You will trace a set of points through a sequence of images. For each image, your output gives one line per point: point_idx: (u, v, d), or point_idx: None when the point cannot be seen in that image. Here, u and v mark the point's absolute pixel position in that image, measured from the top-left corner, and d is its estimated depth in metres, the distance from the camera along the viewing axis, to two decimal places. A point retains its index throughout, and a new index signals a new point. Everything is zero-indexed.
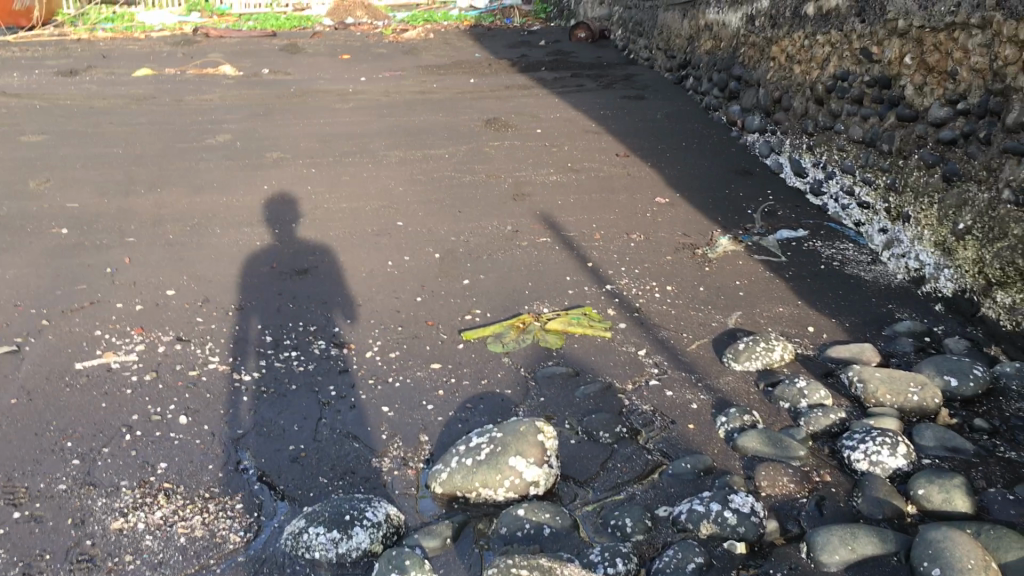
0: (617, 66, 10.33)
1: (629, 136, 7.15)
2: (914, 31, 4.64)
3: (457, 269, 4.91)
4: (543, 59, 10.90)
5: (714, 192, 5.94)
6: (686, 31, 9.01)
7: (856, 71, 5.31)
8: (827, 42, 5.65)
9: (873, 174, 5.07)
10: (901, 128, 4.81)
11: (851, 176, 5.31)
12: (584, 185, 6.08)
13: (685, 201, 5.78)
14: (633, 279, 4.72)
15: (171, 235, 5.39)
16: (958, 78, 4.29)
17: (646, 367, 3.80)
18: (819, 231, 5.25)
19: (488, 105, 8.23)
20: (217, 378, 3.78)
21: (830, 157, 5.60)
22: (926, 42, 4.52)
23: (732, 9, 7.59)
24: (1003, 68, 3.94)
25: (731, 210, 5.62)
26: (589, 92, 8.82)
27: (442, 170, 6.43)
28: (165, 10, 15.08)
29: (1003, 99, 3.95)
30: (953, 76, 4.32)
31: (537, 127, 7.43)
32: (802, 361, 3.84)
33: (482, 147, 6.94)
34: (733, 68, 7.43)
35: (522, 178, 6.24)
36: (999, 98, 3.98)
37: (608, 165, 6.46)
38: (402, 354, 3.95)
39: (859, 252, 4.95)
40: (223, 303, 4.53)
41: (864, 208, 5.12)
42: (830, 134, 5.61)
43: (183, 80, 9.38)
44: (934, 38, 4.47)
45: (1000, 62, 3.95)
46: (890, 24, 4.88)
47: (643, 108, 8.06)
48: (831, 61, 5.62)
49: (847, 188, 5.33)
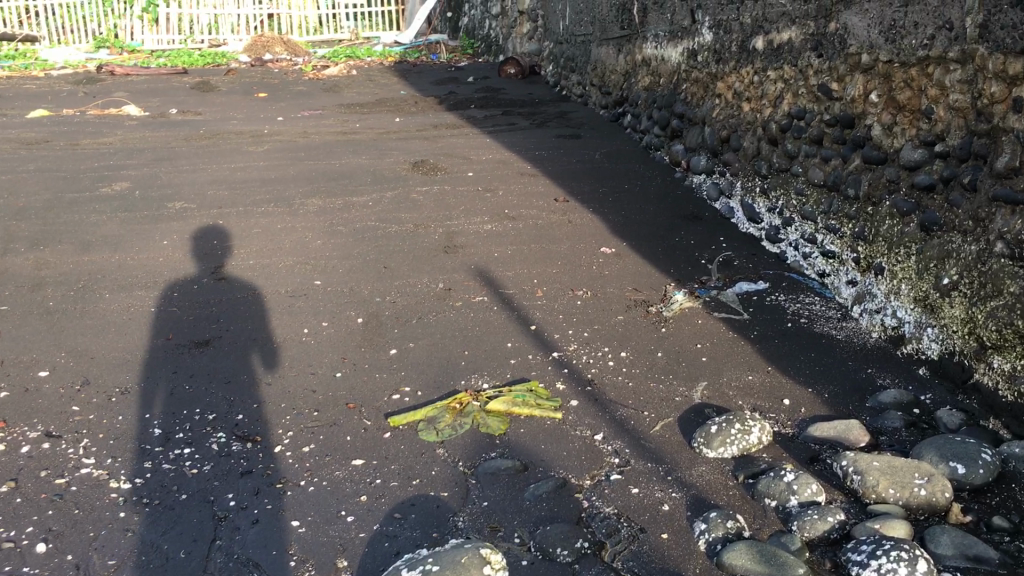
0: (551, 103, 9.91)
1: (567, 179, 6.68)
2: (880, 66, 4.27)
3: (382, 335, 4.33)
4: (472, 96, 10.43)
5: (663, 240, 5.47)
6: (621, 66, 8.63)
7: (813, 109, 4.93)
8: (780, 77, 5.28)
9: (838, 221, 4.65)
10: (868, 171, 4.42)
11: (812, 223, 4.90)
12: (521, 235, 5.56)
13: (633, 251, 5.30)
14: (582, 344, 4.19)
15: (50, 302, 4.69)
16: (934, 118, 3.94)
17: (606, 456, 3.25)
18: (780, 284, 4.81)
19: (415, 147, 7.69)
20: (89, 488, 3.12)
21: (787, 202, 5.20)
22: (896, 77, 4.15)
23: (671, 43, 7.21)
24: (990, 107, 3.58)
25: (683, 260, 5.15)
26: (522, 131, 8.35)
27: (365, 219, 5.85)
28: (70, 47, 14.21)
29: (991, 141, 3.59)
30: (927, 115, 3.99)
31: (468, 170, 6.91)
32: (782, 443, 3.34)
33: (409, 193, 6.38)
34: (674, 105, 7.04)
35: (454, 227, 5.69)
36: (986, 140, 3.61)
37: (546, 211, 5.96)
38: (318, 449, 3.34)
39: (826, 307, 4.51)
40: (106, 386, 3.86)
41: (829, 258, 4.69)
42: (787, 177, 5.22)
43: (82, 122, 8.62)
44: (904, 74, 4.11)
45: (986, 100, 3.59)
46: (851, 59, 4.51)
47: (580, 148, 7.61)
48: (785, 98, 5.25)
49: (808, 235, 4.90)
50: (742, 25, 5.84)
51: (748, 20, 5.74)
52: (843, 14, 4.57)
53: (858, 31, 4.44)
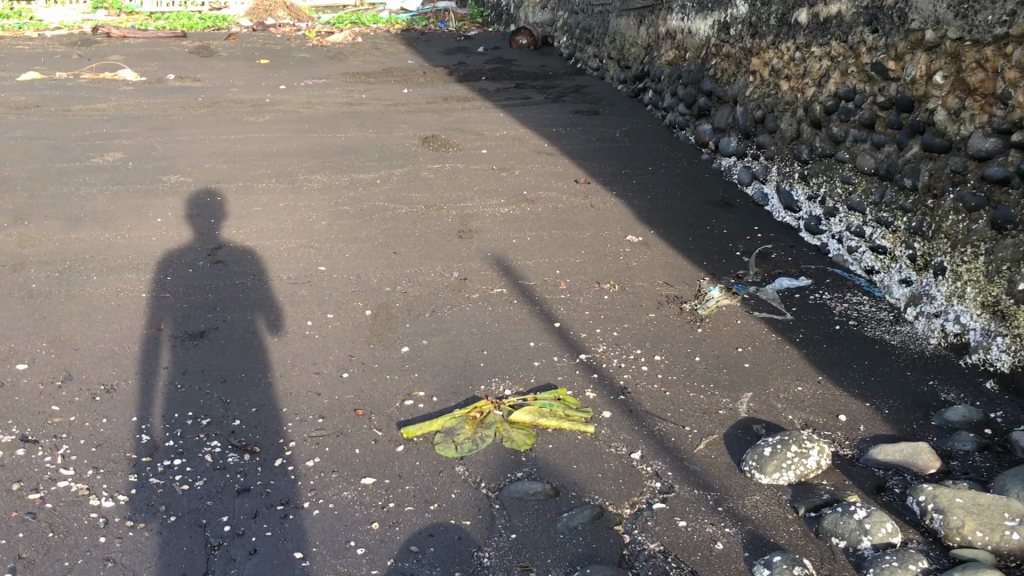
0: (565, 77, 9.48)
1: (588, 159, 6.28)
2: (948, 44, 3.89)
3: (393, 330, 3.96)
4: (482, 68, 10.00)
5: (694, 228, 5.08)
6: (642, 39, 8.21)
7: (865, 89, 4.54)
8: (827, 53, 4.88)
9: (890, 214, 4.27)
10: (927, 160, 4.04)
11: (860, 215, 4.52)
12: (542, 219, 5.17)
13: (662, 240, 4.92)
14: (612, 345, 3.83)
15: (32, 283, 4.31)
16: (1011, 103, 3.57)
17: (646, 480, 2.89)
18: (824, 281, 4.43)
19: (426, 120, 7.27)
20: (66, 505, 2.75)
21: (829, 190, 4.82)
22: (966, 57, 3.78)
23: (700, 16, 6.79)
24: None
25: (717, 252, 4.77)
26: (537, 106, 7.93)
27: (374, 199, 5.45)
28: (67, 8, 13.70)
29: None
30: (1003, 100, 3.61)
31: (483, 147, 6.51)
32: (842, 467, 2.98)
33: (420, 170, 5.99)
34: (701, 82, 6.63)
35: (469, 209, 5.30)
36: None
37: (568, 194, 5.57)
38: (324, 464, 2.98)
39: (877, 308, 4.14)
40: (89, 382, 3.48)
41: (879, 254, 4.32)
42: (830, 163, 4.84)
43: (74, 87, 8.18)
44: (977, 54, 3.73)
45: None
46: (912, 36, 4.12)
47: (600, 125, 7.21)
48: (831, 76, 4.85)
49: (855, 228, 4.53)
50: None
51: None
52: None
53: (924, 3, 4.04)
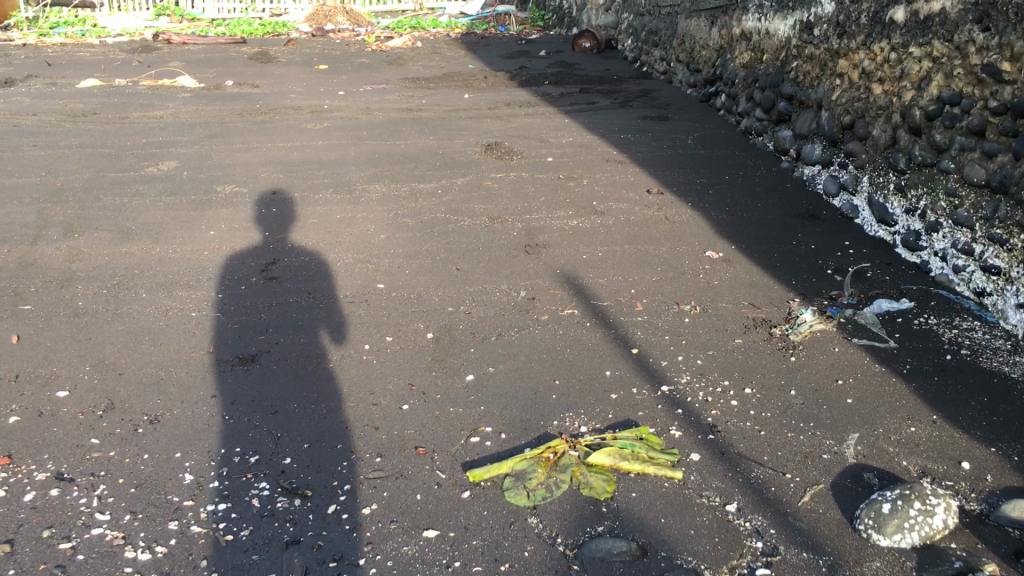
0: (631, 81, 9.13)
1: (660, 167, 5.92)
2: None
3: (457, 355, 3.66)
4: (545, 72, 9.69)
5: (779, 244, 4.70)
6: (715, 42, 7.83)
7: (974, 93, 4.12)
8: (929, 54, 4.46)
9: (1005, 230, 3.86)
10: None
11: (969, 231, 4.11)
12: (613, 233, 4.83)
13: (745, 256, 4.54)
14: (696, 375, 3.47)
15: (79, 300, 4.10)
16: None
17: (745, 539, 2.55)
18: (928, 303, 4.03)
19: (488, 127, 6.98)
20: (100, 556, 2.49)
21: (931, 203, 4.40)
22: None
23: (780, 16, 6.39)
24: None
25: (806, 270, 4.38)
26: (603, 111, 7.59)
27: (435, 211, 5.17)
28: (130, 15, 13.72)
29: None
30: None
31: (548, 155, 6.19)
32: (971, 526, 2.61)
33: (483, 180, 5.69)
34: (781, 86, 6.23)
35: (536, 222, 4.99)
36: None
37: (640, 205, 5.22)
38: (383, 512, 2.68)
39: (991, 335, 3.73)
40: (132, 411, 3.23)
41: (992, 274, 3.91)
42: (932, 174, 4.42)
43: (133, 94, 8.05)
44: None
45: None
46: None
47: (670, 131, 6.84)
48: (933, 77, 4.43)
49: (963, 245, 4.11)
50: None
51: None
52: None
53: None
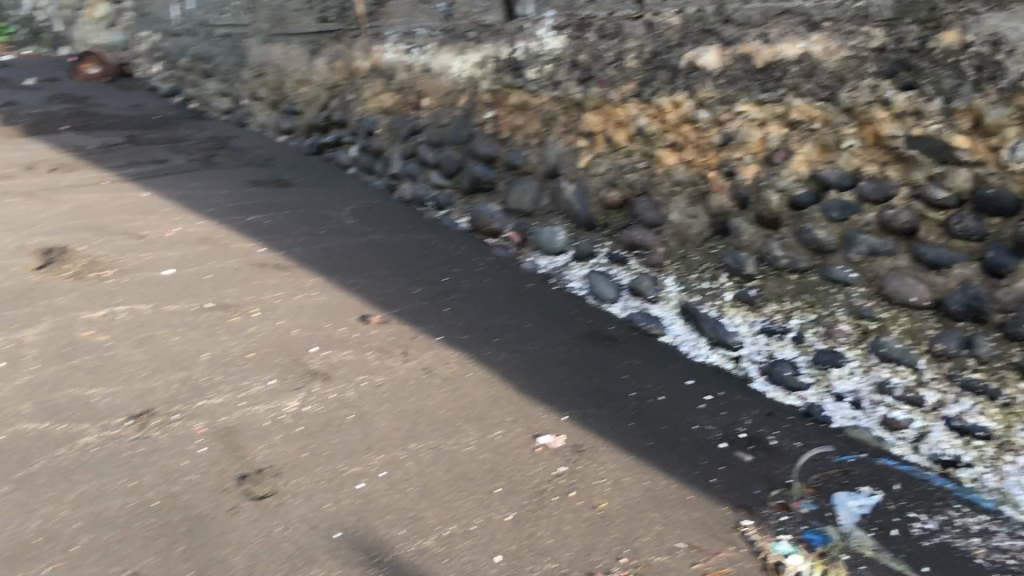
0: (187, 121, 6.59)
1: (345, 270, 4.00)
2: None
3: None
4: (47, 109, 6.86)
5: (616, 397, 3.14)
6: (326, 78, 5.93)
7: (896, 175, 3.07)
8: (780, 110, 3.32)
9: (997, 377, 2.78)
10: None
11: (913, 372, 2.92)
12: (371, 419, 2.83)
13: (599, 437, 2.89)
14: None
15: None
16: None
17: None
18: (892, 486, 2.70)
19: (21, 211, 4.33)
20: None
21: (811, 322, 3.19)
22: None
23: (447, 48, 5.00)
24: None
25: (696, 449, 2.89)
26: (186, 170, 5.29)
27: (12, 415, 2.67)
28: None
29: None
30: None
31: (157, 256, 3.85)
32: None
33: (72, 325, 3.23)
34: (470, 141, 4.74)
35: (226, 414, 2.79)
36: None
37: (373, 350, 3.28)
38: None
39: (1017, 530, 2.51)
40: None
41: (977, 440, 2.73)
42: (806, 282, 3.25)
43: None
44: None
45: None
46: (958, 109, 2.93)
47: (308, 203, 4.86)
48: (792, 138, 3.30)
49: (906, 392, 2.89)
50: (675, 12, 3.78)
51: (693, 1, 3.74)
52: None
53: None
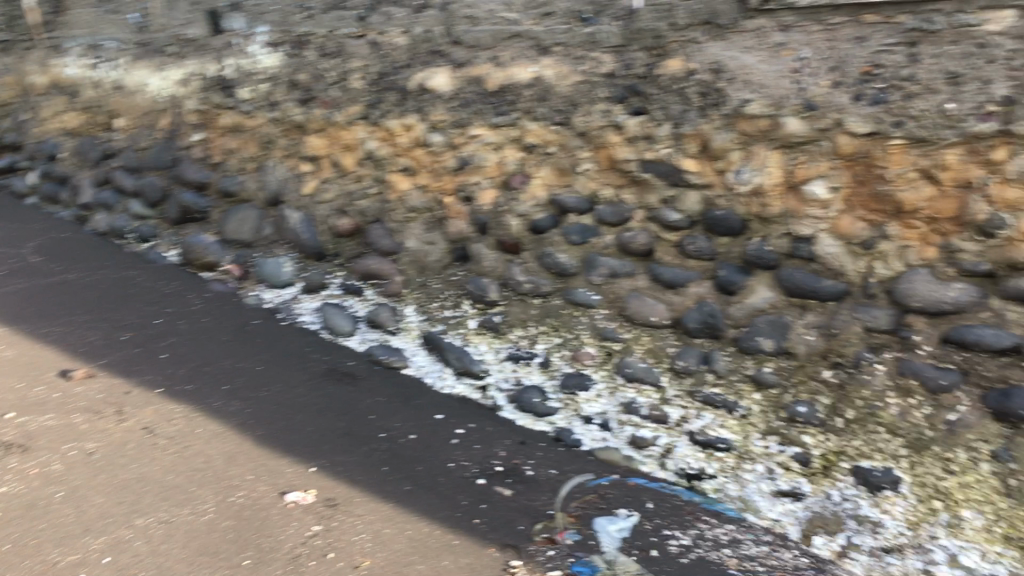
0: None
1: (36, 319, 3.47)
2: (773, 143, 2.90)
3: None
4: None
5: (365, 440, 2.95)
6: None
7: (631, 199, 3.13)
8: (516, 134, 3.31)
9: (734, 391, 2.85)
10: (762, 314, 2.90)
11: (657, 390, 2.95)
12: (85, 495, 2.44)
13: (352, 488, 2.67)
14: None
15: None
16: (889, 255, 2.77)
17: None
18: (646, 504, 2.64)
19: None
20: None
21: (559, 347, 3.17)
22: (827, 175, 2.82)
23: (147, 64, 4.51)
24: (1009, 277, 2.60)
25: (455, 488, 2.74)
26: None
27: None
28: None
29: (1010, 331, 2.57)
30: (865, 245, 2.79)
31: None
32: None
33: None
34: (176, 167, 4.28)
35: None
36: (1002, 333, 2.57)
37: (80, 411, 2.83)
38: None
39: (761, 535, 2.49)
40: None
41: (720, 451, 2.75)
42: (549, 306, 3.24)
43: None
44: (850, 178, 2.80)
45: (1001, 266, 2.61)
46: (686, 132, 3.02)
47: None
48: (529, 162, 3.29)
49: (652, 410, 2.90)
50: (403, 31, 3.74)
51: (421, 19, 3.67)
52: (701, 27, 3.17)
53: (757, 69, 3.01)
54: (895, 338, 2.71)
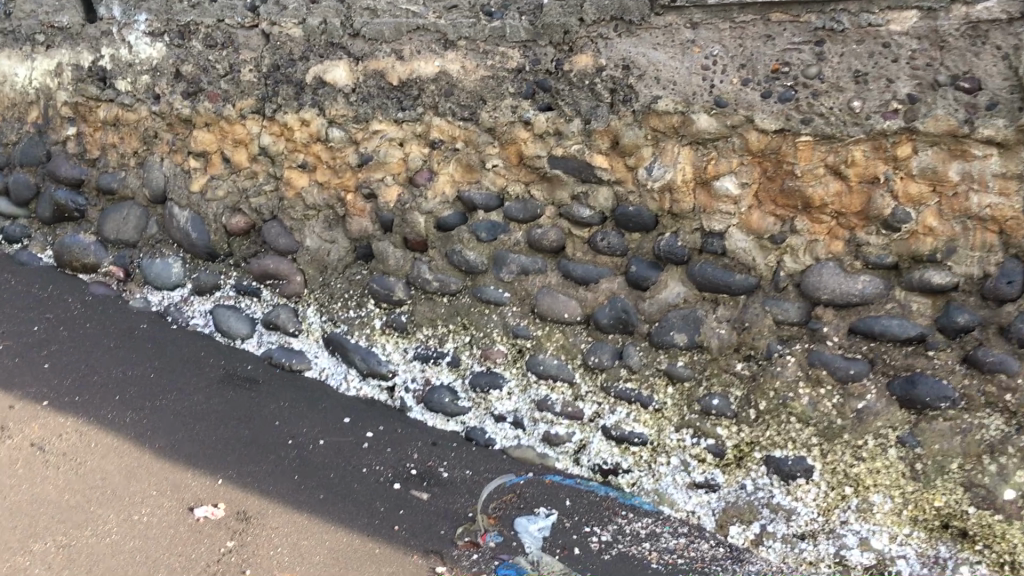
0: None
1: None
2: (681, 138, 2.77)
3: None
4: None
5: (272, 449, 2.84)
6: None
7: (540, 195, 3.04)
8: (420, 129, 3.20)
9: (647, 385, 2.87)
10: (675, 309, 2.84)
11: (570, 386, 2.98)
12: None
13: (264, 498, 2.54)
14: None
15: None
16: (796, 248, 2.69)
17: None
18: (565, 502, 2.75)
19: None
20: None
21: (469, 345, 3.16)
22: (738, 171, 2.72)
23: (7, 54, 4.11)
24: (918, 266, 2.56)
25: (370, 494, 2.67)
26: None
27: None
28: None
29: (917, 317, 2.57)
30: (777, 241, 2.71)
31: None
32: None
33: None
34: (46, 164, 4.04)
35: None
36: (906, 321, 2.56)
37: None
38: None
39: (678, 528, 2.68)
40: None
41: (634, 446, 2.85)
42: (458, 303, 3.20)
43: None
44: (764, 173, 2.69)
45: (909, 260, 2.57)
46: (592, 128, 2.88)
47: None
48: (434, 158, 3.20)
49: (565, 408, 2.95)
50: (296, 23, 3.43)
51: (315, 10, 3.38)
52: (609, 23, 2.85)
53: (668, 66, 2.76)
54: (806, 330, 2.69)
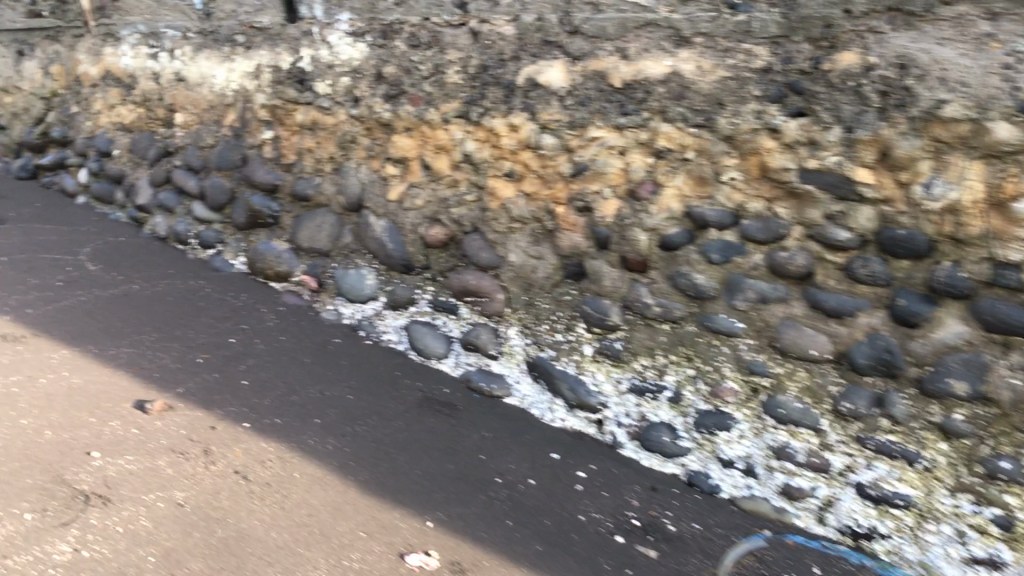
0: None
1: (105, 338, 3.21)
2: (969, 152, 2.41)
3: None
4: None
5: (481, 487, 2.60)
6: (41, 85, 4.68)
7: (786, 214, 2.70)
8: (644, 137, 2.88)
9: (914, 440, 2.47)
10: (954, 352, 2.46)
11: (816, 433, 2.58)
12: (182, 559, 2.16)
13: (475, 543, 2.34)
14: None
15: None
16: None
17: None
18: (812, 569, 2.31)
19: None
20: None
21: (695, 380, 2.81)
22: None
23: (207, 56, 4.04)
24: None
25: (592, 548, 2.37)
26: None
27: None
28: None
29: None
30: None
31: None
32: None
33: None
34: (242, 170, 3.94)
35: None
36: None
37: (164, 453, 2.59)
38: None
39: None
40: None
41: (897, 509, 2.40)
42: (683, 332, 2.88)
43: None
44: None
45: None
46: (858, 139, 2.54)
47: (34, 244, 3.86)
48: (660, 169, 2.88)
49: (810, 458, 2.55)
50: (509, 20, 3.23)
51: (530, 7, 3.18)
52: (883, 15, 2.63)
53: (957, 64, 2.45)
54: None
